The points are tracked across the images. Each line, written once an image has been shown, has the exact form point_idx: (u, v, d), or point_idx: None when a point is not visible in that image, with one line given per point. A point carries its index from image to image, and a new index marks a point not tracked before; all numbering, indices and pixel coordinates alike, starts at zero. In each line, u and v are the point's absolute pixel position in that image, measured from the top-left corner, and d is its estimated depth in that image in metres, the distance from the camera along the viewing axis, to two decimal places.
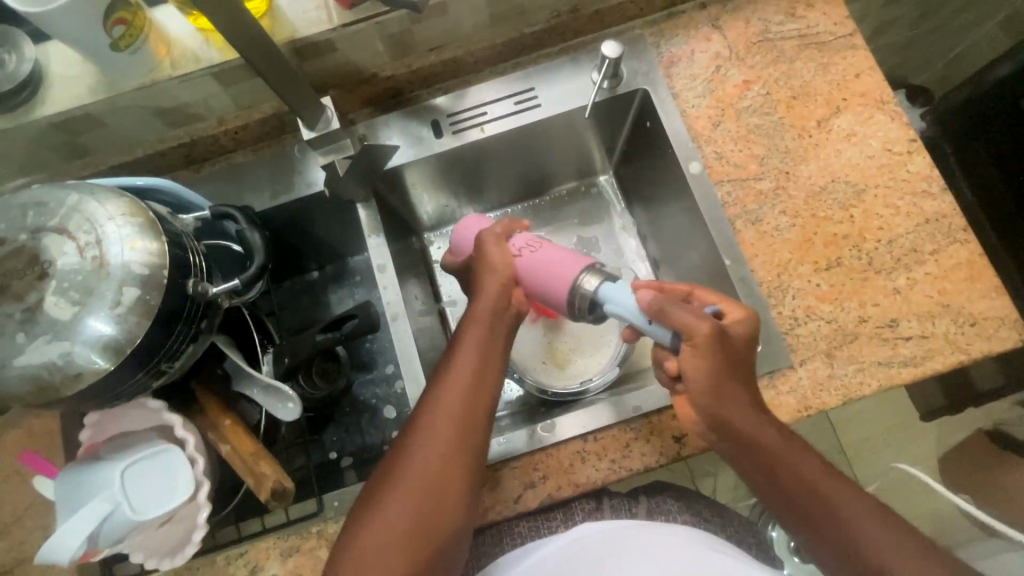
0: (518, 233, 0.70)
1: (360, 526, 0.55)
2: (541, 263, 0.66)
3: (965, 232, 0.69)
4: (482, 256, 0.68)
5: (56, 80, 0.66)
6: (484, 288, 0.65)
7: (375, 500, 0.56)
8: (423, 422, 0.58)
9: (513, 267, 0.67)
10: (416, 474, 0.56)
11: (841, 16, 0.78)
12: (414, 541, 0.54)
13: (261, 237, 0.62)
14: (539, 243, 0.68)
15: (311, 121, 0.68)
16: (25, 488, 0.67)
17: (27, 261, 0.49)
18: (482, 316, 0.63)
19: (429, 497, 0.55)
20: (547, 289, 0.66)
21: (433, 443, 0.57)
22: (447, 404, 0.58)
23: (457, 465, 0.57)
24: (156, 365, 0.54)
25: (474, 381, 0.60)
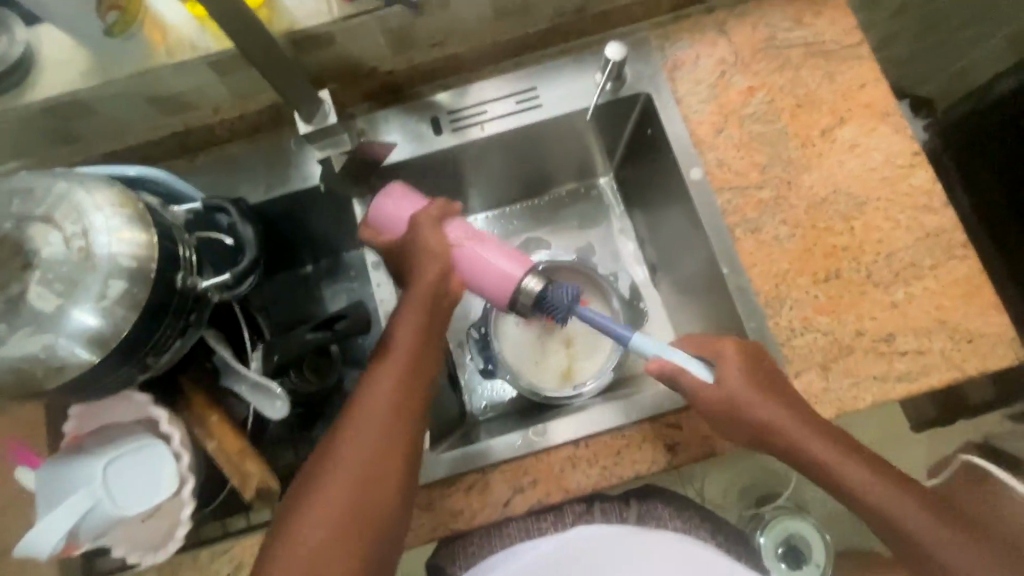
0: (452, 222, 0.68)
1: (285, 522, 0.52)
2: (479, 255, 0.65)
3: (965, 248, 0.69)
4: (417, 238, 0.66)
5: (48, 65, 0.64)
6: (420, 273, 0.65)
7: (301, 506, 0.52)
8: (354, 420, 0.57)
9: (451, 256, 0.66)
10: (347, 466, 0.54)
11: (849, 25, 0.77)
12: (344, 537, 0.51)
13: (253, 231, 0.61)
14: (478, 233, 0.67)
15: (308, 114, 0.65)
16: (8, 478, 0.66)
17: (11, 250, 0.48)
18: (418, 300, 0.63)
19: (360, 490, 0.53)
20: (488, 287, 0.66)
21: (366, 431, 0.56)
22: (381, 391, 0.58)
23: (394, 457, 0.56)
24: (142, 359, 0.53)
25: (409, 373, 0.60)
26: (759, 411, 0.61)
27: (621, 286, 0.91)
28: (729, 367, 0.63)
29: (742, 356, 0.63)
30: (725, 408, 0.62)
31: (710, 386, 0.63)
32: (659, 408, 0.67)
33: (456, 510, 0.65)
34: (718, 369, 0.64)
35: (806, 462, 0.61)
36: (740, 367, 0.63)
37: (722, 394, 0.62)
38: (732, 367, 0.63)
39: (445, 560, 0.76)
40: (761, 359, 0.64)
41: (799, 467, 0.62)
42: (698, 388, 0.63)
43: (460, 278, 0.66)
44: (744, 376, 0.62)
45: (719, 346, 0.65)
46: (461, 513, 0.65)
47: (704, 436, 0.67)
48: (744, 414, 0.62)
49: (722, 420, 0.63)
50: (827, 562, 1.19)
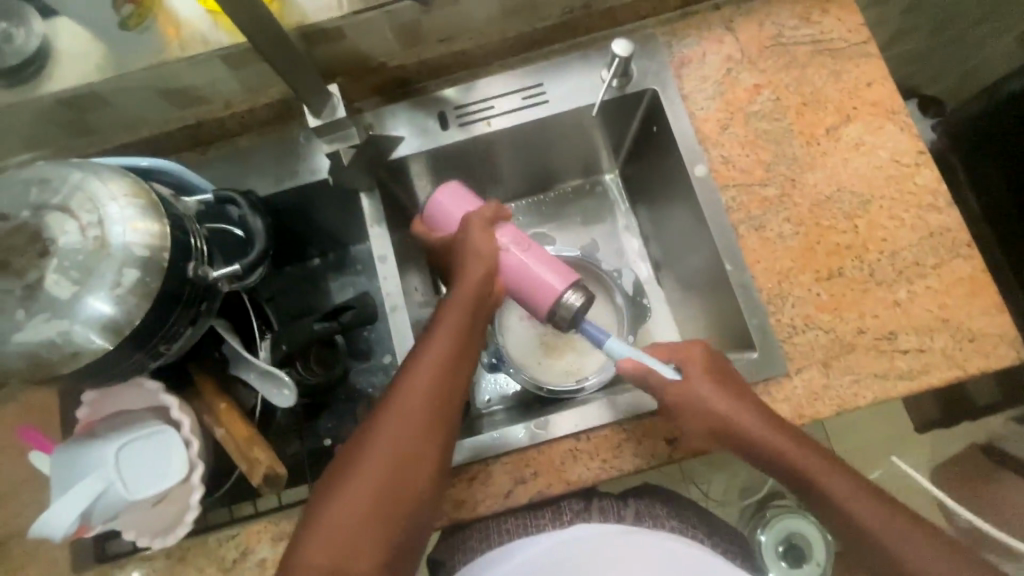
0: (506, 224, 0.70)
1: (322, 502, 0.54)
2: (526, 266, 0.68)
3: (969, 247, 0.69)
4: (467, 239, 0.68)
5: (63, 57, 0.65)
6: (467, 274, 0.66)
7: (338, 484, 0.55)
8: (394, 408, 0.58)
9: (500, 260, 0.68)
10: (384, 455, 0.56)
11: (856, 24, 0.77)
12: (376, 523, 0.54)
13: (262, 224, 0.62)
14: (527, 242, 0.69)
15: (317, 108, 0.66)
16: (23, 461, 0.68)
17: (28, 238, 0.49)
18: (463, 300, 0.64)
19: (395, 478, 0.55)
20: (529, 294, 0.68)
21: (406, 423, 0.57)
22: (421, 384, 0.59)
23: (430, 448, 0.57)
24: (153, 346, 0.54)
25: (451, 367, 0.61)
26: (733, 412, 0.62)
27: (625, 283, 0.92)
28: (694, 369, 0.65)
29: (706, 361, 0.65)
30: (692, 409, 0.64)
31: (673, 385, 0.64)
32: (659, 403, 0.67)
33: (458, 500, 0.66)
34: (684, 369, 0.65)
35: (781, 468, 0.62)
36: (705, 370, 0.65)
37: (688, 396, 0.64)
38: (694, 372, 0.65)
39: (446, 554, 0.78)
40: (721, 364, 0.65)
41: (773, 472, 0.63)
42: (669, 388, 0.64)
43: (506, 281, 0.69)
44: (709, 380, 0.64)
45: (685, 348, 0.67)
46: (464, 503, 0.66)
47: None
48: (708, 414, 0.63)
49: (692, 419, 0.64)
50: (828, 561, 1.19)
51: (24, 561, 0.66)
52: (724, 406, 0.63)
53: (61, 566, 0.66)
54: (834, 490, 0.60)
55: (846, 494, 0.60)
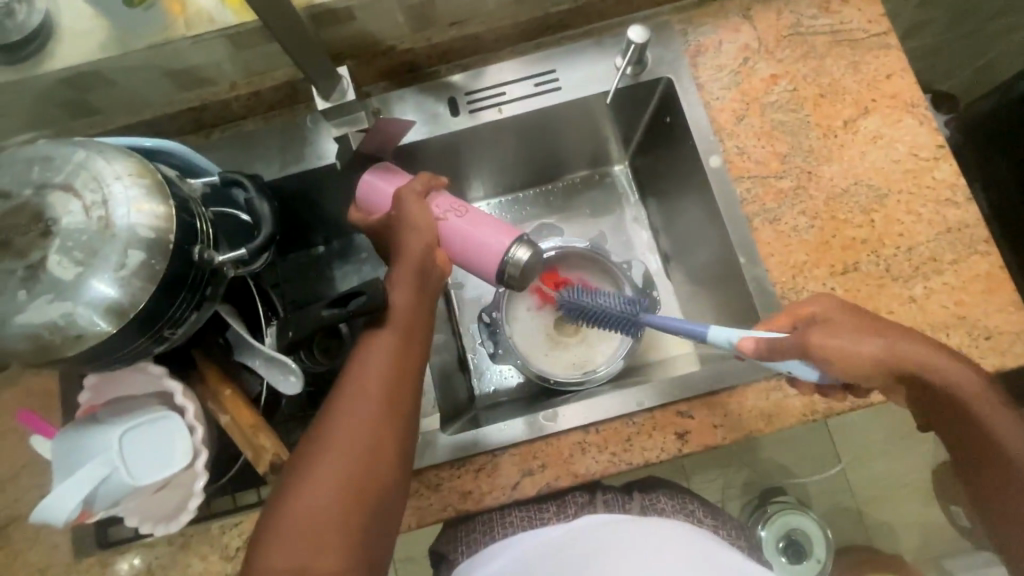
0: (439, 193, 0.68)
1: (279, 508, 0.51)
2: (465, 227, 0.66)
3: (987, 243, 0.68)
4: (401, 213, 0.63)
5: (66, 34, 0.64)
6: (406, 247, 0.61)
7: (297, 483, 0.51)
8: (348, 396, 0.55)
9: (438, 229, 0.66)
10: (341, 451, 0.52)
11: (877, 14, 0.75)
12: (342, 522, 0.50)
13: (269, 207, 0.60)
14: (463, 206, 0.67)
15: (325, 91, 0.65)
16: (24, 446, 0.68)
17: (30, 217, 0.48)
18: (407, 273, 0.60)
19: (357, 474, 0.52)
20: (474, 257, 0.66)
21: (361, 414, 0.54)
22: (373, 373, 0.56)
23: (390, 432, 0.54)
24: (158, 331, 0.53)
25: (403, 345, 0.58)
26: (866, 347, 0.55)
27: (634, 275, 0.89)
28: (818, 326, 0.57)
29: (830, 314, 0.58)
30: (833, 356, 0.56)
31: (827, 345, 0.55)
32: (669, 396, 0.67)
33: (465, 491, 0.66)
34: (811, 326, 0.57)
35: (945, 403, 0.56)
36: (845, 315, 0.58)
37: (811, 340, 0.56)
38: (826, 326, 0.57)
39: (448, 546, 0.78)
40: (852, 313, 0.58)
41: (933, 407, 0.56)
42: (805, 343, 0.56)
43: (449, 251, 0.67)
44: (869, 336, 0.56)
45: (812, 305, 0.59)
46: (470, 495, 0.66)
47: (714, 426, 0.66)
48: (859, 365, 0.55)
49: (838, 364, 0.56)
50: (828, 557, 1.19)
51: (24, 546, 0.66)
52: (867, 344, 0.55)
53: (62, 552, 0.65)
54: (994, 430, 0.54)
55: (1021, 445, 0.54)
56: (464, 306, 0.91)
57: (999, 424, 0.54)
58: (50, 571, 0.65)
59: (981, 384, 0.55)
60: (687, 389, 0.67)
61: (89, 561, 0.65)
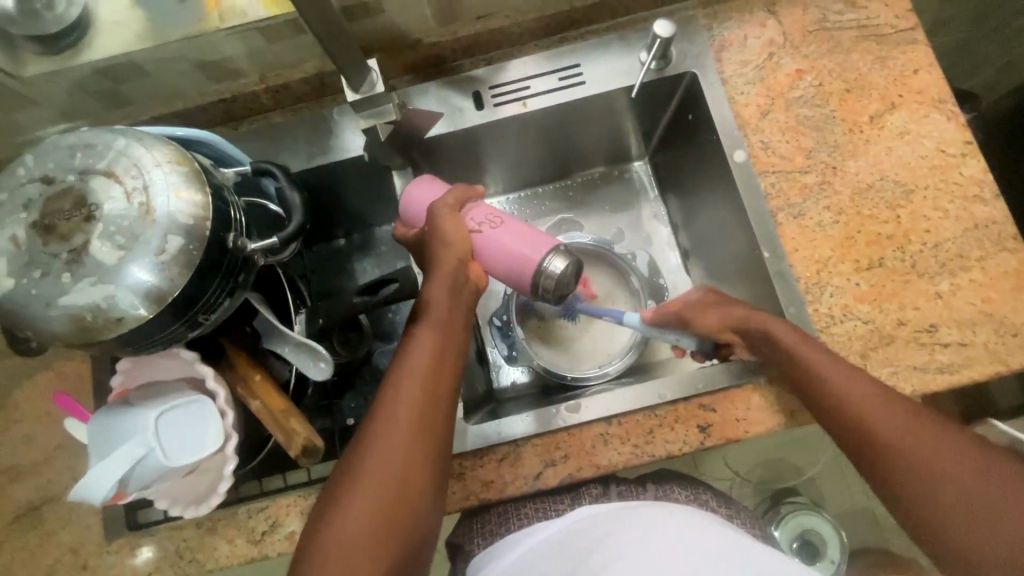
0: (473, 205, 0.68)
1: (321, 526, 0.53)
2: (499, 240, 0.65)
3: (1015, 240, 0.67)
4: (436, 227, 0.64)
5: (103, 25, 0.65)
6: (442, 261, 0.63)
7: (337, 501, 0.53)
8: (385, 414, 0.56)
9: (472, 241, 0.66)
10: (381, 468, 0.54)
11: (903, 9, 0.75)
12: (382, 537, 0.52)
13: (299, 197, 0.61)
14: (500, 219, 0.67)
15: (356, 83, 0.65)
16: (57, 428, 0.69)
17: (75, 202, 0.49)
18: (442, 290, 0.61)
19: (395, 491, 0.53)
20: (509, 269, 0.65)
21: (400, 431, 0.55)
22: (410, 389, 0.57)
23: (424, 450, 0.55)
24: (193, 316, 0.54)
25: (437, 362, 0.59)
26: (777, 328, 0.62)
27: (639, 263, 0.90)
28: (755, 320, 0.64)
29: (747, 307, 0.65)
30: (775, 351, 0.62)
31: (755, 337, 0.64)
32: (693, 388, 0.67)
33: (487, 480, 0.66)
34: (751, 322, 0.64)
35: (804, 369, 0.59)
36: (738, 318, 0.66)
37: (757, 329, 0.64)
38: (759, 323, 0.63)
39: (464, 538, 0.79)
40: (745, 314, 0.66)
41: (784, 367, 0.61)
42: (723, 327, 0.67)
43: (485, 263, 0.66)
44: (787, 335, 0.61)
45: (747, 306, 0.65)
46: (493, 484, 0.66)
47: (737, 420, 0.66)
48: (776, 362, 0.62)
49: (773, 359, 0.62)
50: (842, 559, 1.19)
51: (57, 526, 0.67)
52: (771, 330, 0.62)
53: (93, 533, 0.67)
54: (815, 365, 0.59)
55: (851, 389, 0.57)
56: (484, 299, 0.92)
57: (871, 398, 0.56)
58: (81, 551, 0.66)
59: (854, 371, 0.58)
60: (709, 383, 0.67)
61: (119, 542, 0.66)
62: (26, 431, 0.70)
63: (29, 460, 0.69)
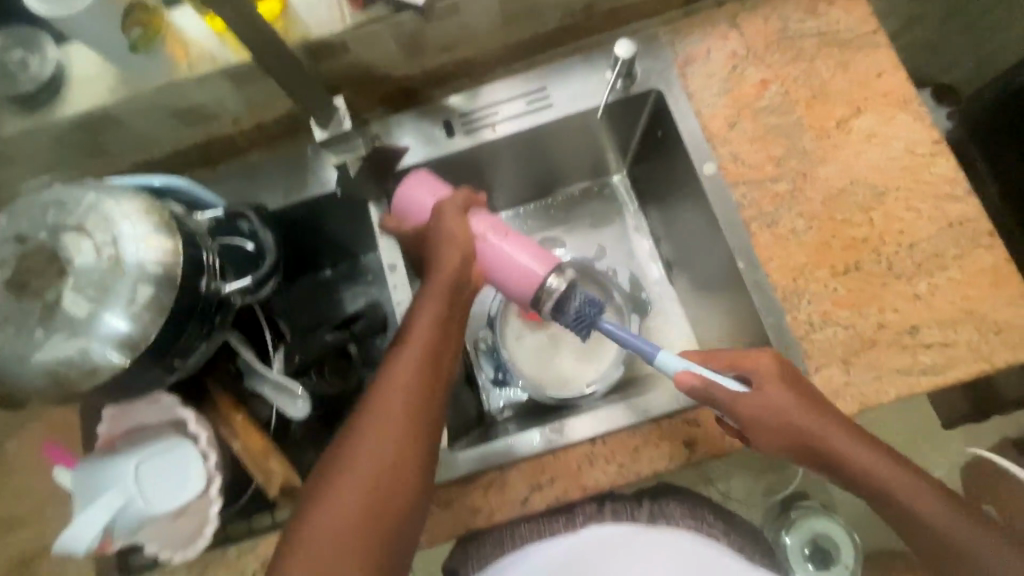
0: (476, 215, 0.68)
1: (302, 524, 0.52)
2: (501, 254, 0.66)
3: (991, 236, 0.67)
4: (439, 227, 0.64)
5: (77, 81, 0.67)
6: (442, 258, 0.62)
7: (318, 496, 0.53)
8: (373, 409, 0.56)
9: (477, 249, 0.66)
10: (366, 462, 0.53)
11: (864, 14, 0.76)
12: (364, 535, 0.51)
13: (273, 239, 0.65)
14: (505, 232, 0.67)
15: (324, 121, 0.67)
16: (47, 477, 0.70)
17: (47, 258, 0.50)
18: (438, 287, 0.61)
19: (380, 485, 0.53)
20: (509, 283, 0.66)
21: (390, 427, 0.55)
22: (400, 383, 0.56)
23: (414, 444, 0.55)
24: (170, 361, 0.54)
25: (430, 357, 0.58)
26: (775, 394, 0.60)
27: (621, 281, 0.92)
28: (768, 379, 0.60)
29: (781, 370, 0.60)
30: (764, 419, 0.60)
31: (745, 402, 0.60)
32: (679, 404, 0.67)
33: (475, 507, 0.66)
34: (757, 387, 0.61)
35: (814, 443, 0.59)
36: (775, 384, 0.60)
37: (778, 423, 0.59)
38: (770, 393, 0.60)
39: (459, 563, 0.76)
40: (777, 380, 0.60)
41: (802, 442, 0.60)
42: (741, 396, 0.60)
43: (486, 273, 0.67)
44: (785, 399, 0.59)
45: (756, 362, 0.62)
46: (480, 511, 0.66)
47: (723, 433, 0.66)
48: (811, 443, 0.59)
49: (780, 448, 0.61)
50: (856, 565, 1.16)
51: None
52: (767, 402, 0.59)
53: None
54: (834, 448, 0.59)
55: (879, 471, 0.58)
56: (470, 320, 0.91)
57: (874, 475, 0.58)
58: None
59: (857, 446, 0.59)
60: (693, 398, 0.67)
61: None
62: (17, 481, 0.70)
63: (21, 511, 0.69)
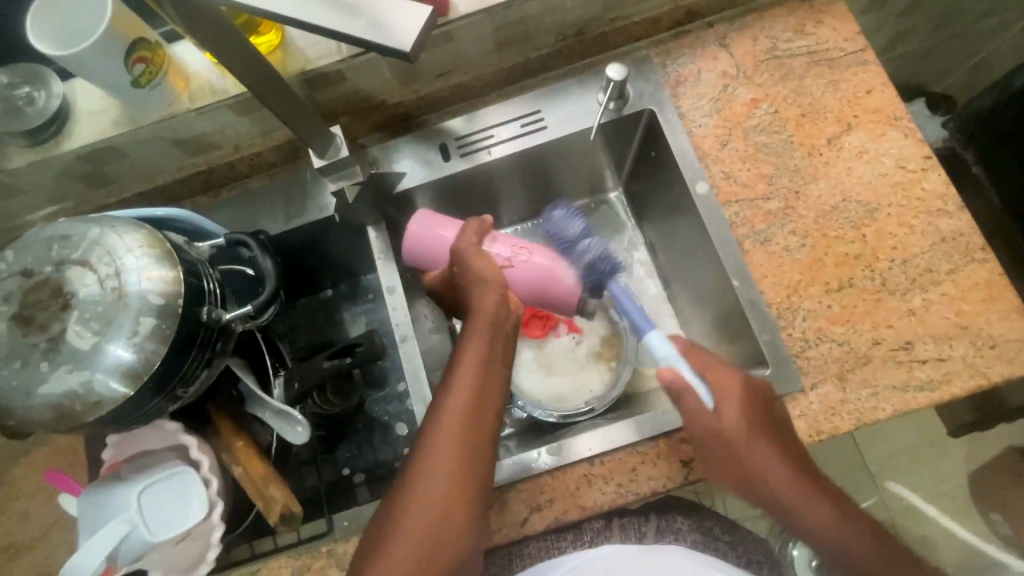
0: (493, 239, 0.72)
1: (364, 571, 0.54)
2: (537, 265, 0.72)
3: (983, 251, 0.67)
4: (466, 266, 0.66)
5: (82, 114, 0.69)
6: (482, 302, 0.63)
7: (380, 542, 0.54)
8: (426, 456, 0.57)
9: (513, 274, 0.71)
10: (424, 508, 0.55)
11: (852, 32, 0.77)
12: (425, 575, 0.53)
13: (272, 264, 0.62)
14: (527, 246, 0.73)
15: (322, 149, 0.69)
16: (52, 503, 0.71)
17: (52, 292, 0.52)
18: (479, 328, 0.62)
19: (438, 530, 0.54)
20: (555, 286, 0.72)
21: (443, 474, 0.56)
22: (450, 428, 0.57)
23: (468, 487, 0.56)
24: (172, 390, 0.55)
25: (477, 399, 0.59)
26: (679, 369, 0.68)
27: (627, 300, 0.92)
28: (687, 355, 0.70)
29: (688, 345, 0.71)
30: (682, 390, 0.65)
31: (709, 416, 0.63)
32: (677, 423, 0.67)
33: None
34: (720, 401, 0.64)
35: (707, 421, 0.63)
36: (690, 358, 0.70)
37: (716, 428, 0.63)
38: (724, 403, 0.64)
39: None
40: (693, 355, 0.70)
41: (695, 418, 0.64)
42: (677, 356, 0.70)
43: (537, 289, 0.72)
44: (740, 410, 0.63)
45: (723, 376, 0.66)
46: None
47: None
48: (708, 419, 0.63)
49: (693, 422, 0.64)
50: None
51: None
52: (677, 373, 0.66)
53: None
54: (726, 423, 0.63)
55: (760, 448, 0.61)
56: None
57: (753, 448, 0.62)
58: None
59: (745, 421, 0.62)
60: None
61: None
62: (24, 507, 0.71)
63: (27, 537, 0.70)
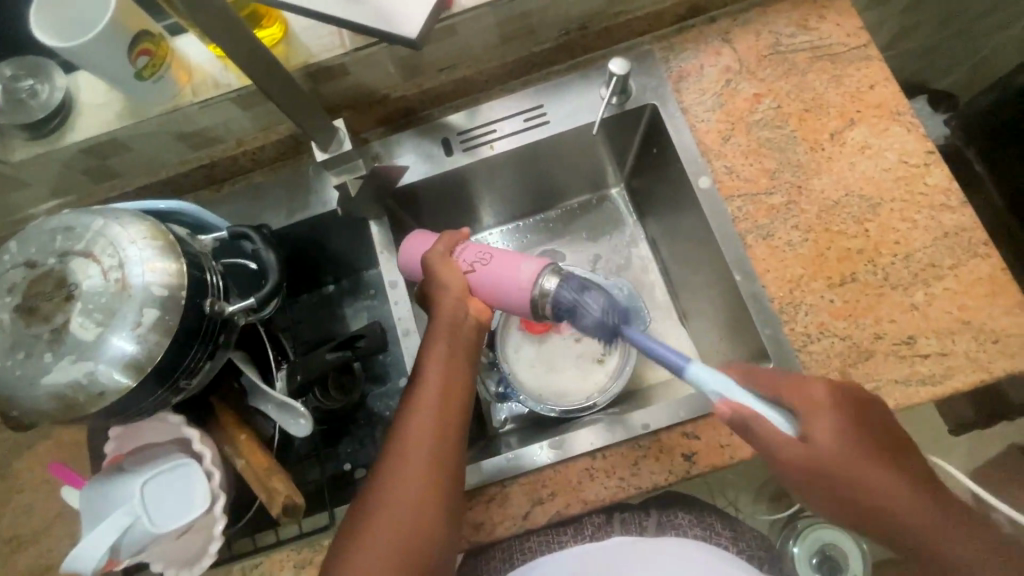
0: (463, 246, 0.68)
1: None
2: (493, 272, 0.65)
3: (986, 245, 0.67)
4: (434, 276, 0.66)
5: (85, 107, 0.69)
6: (441, 303, 0.64)
7: (350, 546, 0.55)
8: (394, 458, 0.57)
9: (469, 280, 0.65)
10: (393, 511, 0.55)
11: (855, 27, 0.77)
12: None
13: (275, 257, 0.62)
14: (489, 252, 0.66)
15: (324, 143, 0.69)
16: (55, 497, 0.71)
17: (56, 284, 0.52)
18: (441, 330, 0.63)
19: (408, 534, 0.54)
20: (511, 297, 0.64)
21: (409, 476, 0.56)
22: (416, 428, 0.58)
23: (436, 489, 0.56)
24: (175, 381, 0.55)
25: (442, 399, 0.60)
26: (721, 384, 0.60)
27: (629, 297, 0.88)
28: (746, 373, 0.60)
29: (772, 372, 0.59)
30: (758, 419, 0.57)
31: (796, 445, 0.55)
32: (678, 417, 0.67)
33: (477, 523, 0.66)
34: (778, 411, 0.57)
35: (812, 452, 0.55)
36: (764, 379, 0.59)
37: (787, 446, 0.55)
38: (822, 421, 0.55)
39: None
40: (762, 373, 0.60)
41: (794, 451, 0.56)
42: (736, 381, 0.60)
43: (493, 300, 0.65)
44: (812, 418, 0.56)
45: (806, 389, 0.57)
46: (481, 526, 0.66)
47: (721, 446, 0.66)
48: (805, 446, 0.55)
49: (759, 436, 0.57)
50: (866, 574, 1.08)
51: None
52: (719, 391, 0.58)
53: None
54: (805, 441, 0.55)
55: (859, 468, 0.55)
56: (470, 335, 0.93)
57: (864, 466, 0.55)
58: None
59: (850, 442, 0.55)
60: (691, 411, 0.67)
61: None
62: (26, 501, 0.71)
63: (30, 530, 0.70)
